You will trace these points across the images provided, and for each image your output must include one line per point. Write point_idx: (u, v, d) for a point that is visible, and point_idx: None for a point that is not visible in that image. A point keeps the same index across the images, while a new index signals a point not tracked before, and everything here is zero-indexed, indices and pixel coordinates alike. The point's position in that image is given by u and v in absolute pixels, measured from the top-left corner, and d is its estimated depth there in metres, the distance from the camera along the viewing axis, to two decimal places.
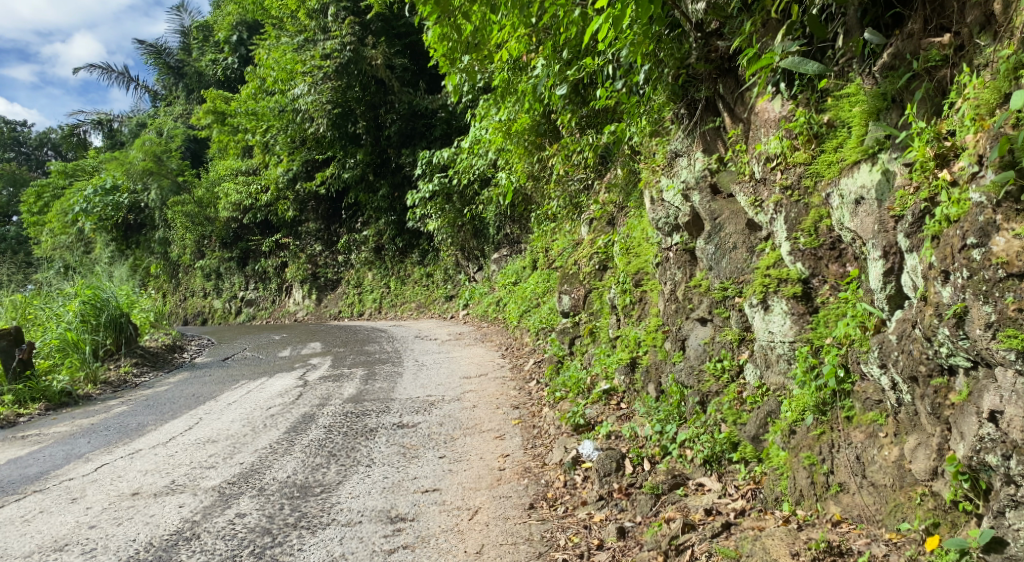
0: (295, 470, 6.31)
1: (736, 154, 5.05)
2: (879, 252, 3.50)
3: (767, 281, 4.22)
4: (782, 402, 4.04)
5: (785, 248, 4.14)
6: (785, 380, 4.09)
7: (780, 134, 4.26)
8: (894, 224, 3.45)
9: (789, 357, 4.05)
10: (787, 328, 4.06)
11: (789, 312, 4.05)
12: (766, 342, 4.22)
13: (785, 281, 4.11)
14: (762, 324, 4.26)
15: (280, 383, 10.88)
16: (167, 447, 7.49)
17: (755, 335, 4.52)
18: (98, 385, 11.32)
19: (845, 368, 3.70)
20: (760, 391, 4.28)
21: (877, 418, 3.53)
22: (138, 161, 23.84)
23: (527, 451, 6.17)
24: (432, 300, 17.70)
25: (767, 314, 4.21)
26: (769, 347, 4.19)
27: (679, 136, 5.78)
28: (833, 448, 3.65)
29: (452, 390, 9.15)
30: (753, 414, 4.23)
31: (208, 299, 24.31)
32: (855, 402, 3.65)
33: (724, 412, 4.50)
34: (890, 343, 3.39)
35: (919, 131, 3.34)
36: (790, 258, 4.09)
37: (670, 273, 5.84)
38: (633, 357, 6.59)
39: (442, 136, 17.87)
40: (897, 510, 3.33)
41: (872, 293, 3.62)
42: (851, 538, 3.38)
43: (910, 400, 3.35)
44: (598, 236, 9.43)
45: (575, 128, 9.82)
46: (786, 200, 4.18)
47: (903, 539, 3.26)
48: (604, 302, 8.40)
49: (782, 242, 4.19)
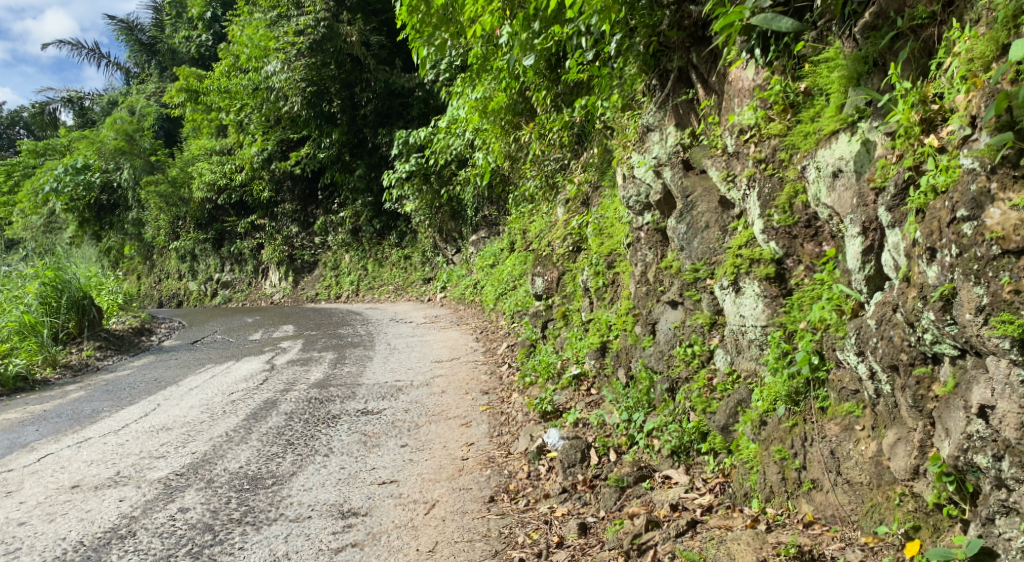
0: (248, 460, 6.02)
1: (708, 127, 4.80)
2: (858, 228, 3.24)
3: (739, 261, 3.94)
4: (753, 390, 3.79)
5: (758, 226, 3.87)
6: (756, 366, 3.83)
7: (754, 104, 3.98)
8: (874, 197, 3.19)
9: (761, 343, 3.79)
10: (759, 311, 3.79)
11: (762, 295, 3.78)
12: (737, 326, 3.95)
13: (758, 262, 3.83)
14: (734, 308, 3.99)
15: (247, 367, 10.54)
16: (119, 435, 7.18)
17: (726, 319, 4.26)
18: (57, 368, 10.96)
19: (820, 355, 3.43)
20: (730, 378, 4.01)
21: (853, 410, 3.29)
22: (109, 140, 23.19)
23: (492, 440, 5.90)
24: (409, 283, 17.38)
25: (738, 297, 3.93)
26: (741, 332, 3.92)
27: (651, 110, 5.50)
28: (805, 441, 3.41)
29: (421, 374, 8.87)
30: (722, 402, 3.96)
31: (183, 281, 23.76)
32: (830, 392, 3.40)
33: (692, 400, 4.24)
34: (869, 329, 3.13)
35: (903, 93, 3.08)
36: (764, 237, 3.80)
37: (641, 254, 5.57)
38: (604, 341, 6.35)
39: (419, 115, 17.50)
40: (874, 511, 3.10)
41: (850, 274, 3.35)
42: (824, 542, 3.13)
43: (890, 391, 3.10)
44: (572, 217, 9.14)
45: (551, 105, 9.50)
46: (760, 174, 3.89)
47: (881, 543, 3.02)
48: (577, 285, 8.13)
49: (755, 219, 3.91)
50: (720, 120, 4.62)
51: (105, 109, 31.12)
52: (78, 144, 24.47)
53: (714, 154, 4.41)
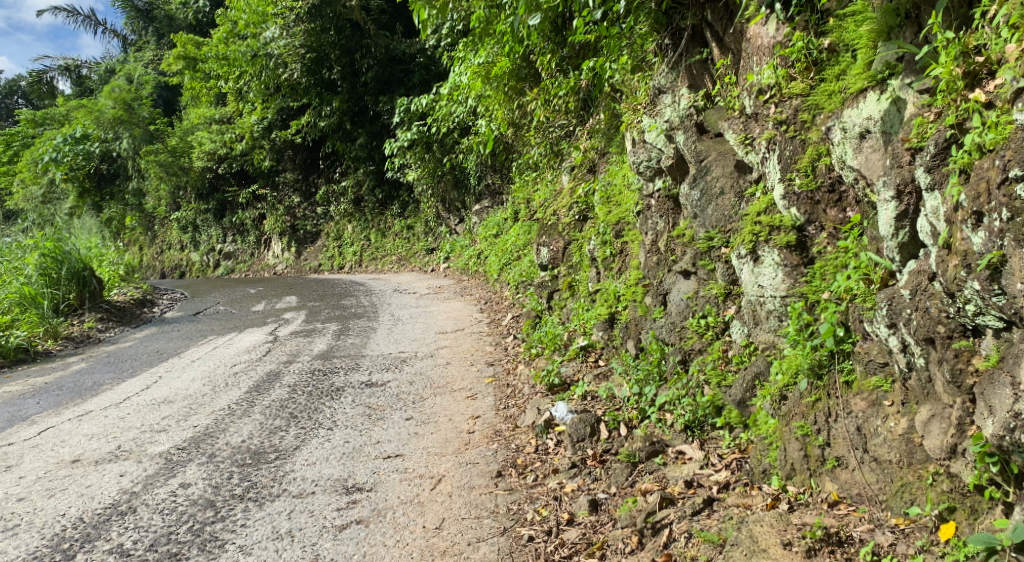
0: (251, 434, 5.93)
1: (725, 87, 4.62)
2: (892, 192, 3.07)
3: (757, 228, 3.76)
4: (771, 363, 3.65)
5: (778, 191, 3.69)
6: (775, 339, 3.68)
7: (774, 63, 3.78)
8: (909, 158, 3.01)
9: (781, 314, 3.64)
10: (778, 281, 3.63)
11: (782, 264, 3.61)
12: (755, 297, 3.79)
13: (778, 229, 3.66)
14: (751, 277, 3.82)
15: (249, 338, 10.43)
16: (120, 408, 7.09)
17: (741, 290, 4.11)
18: (59, 340, 10.84)
19: (846, 326, 3.31)
20: (746, 351, 3.86)
21: (881, 385, 3.13)
22: (107, 108, 22.88)
23: (498, 413, 5.79)
24: (412, 253, 17.23)
25: (757, 266, 3.76)
26: (759, 303, 3.77)
27: (662, 70, 5.29)
28: (829, 417, 3.27)
29: (425, 346, 8.77)
30: (738, 376, 3.83)
31: (186, 252, 23.66)
32: (856, 364, 3.26)
33: (706, 373, 4.12)
34: (903, 300, 2.99)
35: (944, 45, 2.89)
36: (784, 203, 3.64)
37: (652, 223, 5.40)
38: (612, 312, 6.23)
39: (420, 82, 17.21)
40: (905, 491, 2.94)
41: (880, 241, 3.19)
42: (851, 523, 3.00)
43: (924, 363, 2.95)
44: (578, 185, 8.95)
45: (555, 69, 9.26)
46: (781, 136, 3.70)
47: (912, 525, 2.88)
48: (584, 255, 7.98)
49: (774, 184, 3.73)
50: (737, 80, 4.45)
51: (103, 77, 30.70)
52: (77, 113, 24.17)
53: (729, 116, 4.24)
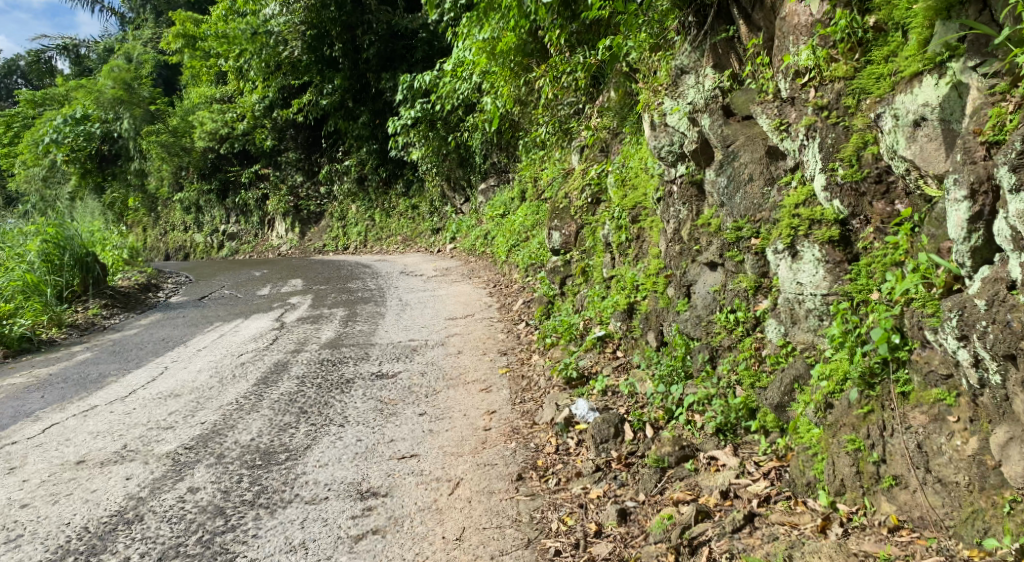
0: (260, 431, 5.75)
1: (757, 69, 4.42)
2: (965, 191, 2.83)
3: (796, 222, 3.63)
4: (812, 365, 3.49)
5: (819, 181, 3.54)
6: (815, 339, 3.53)
7: (813, 44, 3.61)
8: (984, 153, 2.81)
9: (822, 313, 3.50)
10: (819, 278, 3.50)
11: (824, 260, 3.48)
12: (793, 295, 3.65)
13: (819, 223, 3.52)
14: (789, 273, 3.69)
15: (255, 325, 10.24)
16: (125, 403, 6.91)
17: (777, 287, 3.91)
18: (63, 329, 10.68)
19: (901, 333, 3.11)
20: (784, 351, 3.68)
21: (944, 398, 2.95)
22: (107, 88, 22.57)
23: (515, 408, 5.61)
24: (418, 233, 17.00)
25: (795, 262, 3.63)
26: (797, 301, 3.62)
27: (685, 50, 5.05)
28: (884, 432, 3.09)
29: (436, 333, 8.57)
30: (775, 378, 3.66)
31: (190, 234, 23.47)
32: (913, 374, 3.06)
33: (739, 373, 3.96)
34: (978, 311, 2.78)
35: None
36: (826, 195, 3.50)
37: (674, 210, 5.16)
38: (631, 303, 5.99)
39: (423, 58, 16.87)
40: (976, 518, 2.77)
41: (942, 240, 2.98)
42: (916, 554, 2.82)
43: (1000, 381, 2.74)
44: (590, 165, 8.70)
45: (565, 45, 8.94)
46: (821, 123, 3.52)
47: (987, 557, 2.69)
48: (597, 240, 7.75)
49: (815, 174, 3.57)
50: (771, 62, 4.21)
51: (101, 56, 30.29)
52: (76, 93, 23.88)
53: (762, 100, 4.03)
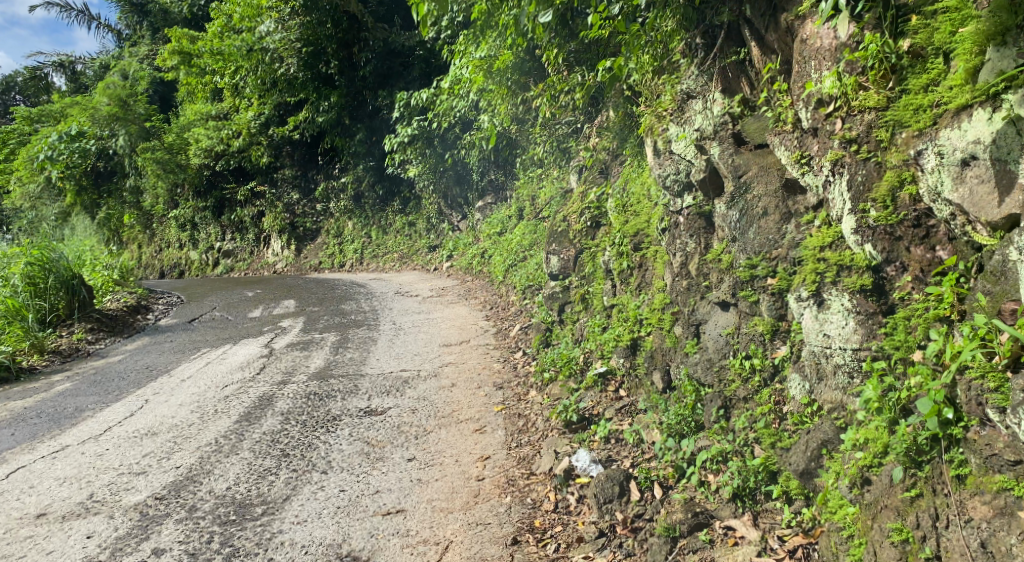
0: (236, 480, 5.34)
1: (774, 96, 4.07)
2: None
3: (821, 268, 3.47)
4: (843, 430, 3.26)
5: (848, 223, 3.37)
6: (843, 398, 3.33)
7: (839, 69, 3.42)
8: None
9: (852, 370, 3.30)
10: (848, 331, 3.32)
11: (854, 311, 3.30)
12: (818, 347, 3.47)
13: (848, 269, 3.36)
14: (814, 324, 3.51)
15: (243, 352, 9.81)
16: (98, 443, 6.50)
17: (799, 334, 3.67)
18: (45, 355, 10.23)
19: (954, 406, 2.84)
20: (808, 410, 3.48)
21: (1011, 486, 2.62)
22: (103, 105, 22.24)
23: (511, 453, 5.25)
24: (414, 251, 16.60)
25: (822, 312, 3.46)
26: (824, 355, 3.43)
27: (691, 73, 4.72)
28: (938, 522, 2.77)
29: (429, 362, 8.14)
30: (800, 441, 3.43)
31: (184, 251, 22.79)
32: (970, 455, 2.77)
33: (758, 432, 3.69)
34: None
35: None
36: (857, 239, 3.32)
37: (681, 242, 4.79)
38: (634, 339, 5.64)
39: (421, 76, 16.39)
40: None
41: (1003, 300, 2.71)
42: None
43: None
44: (589, 188, 8.31)
45: (563, 64, 8.61)
46: (850, 157, 3.35)
47: None
48: (597, 265, 7.39)
49: (842, 216, 3.41)
50: (791, 89, 3.84)
51: (97, 73, 30.02)
52: (72, 110, 23.60)
53: (780, 130, 3.86)
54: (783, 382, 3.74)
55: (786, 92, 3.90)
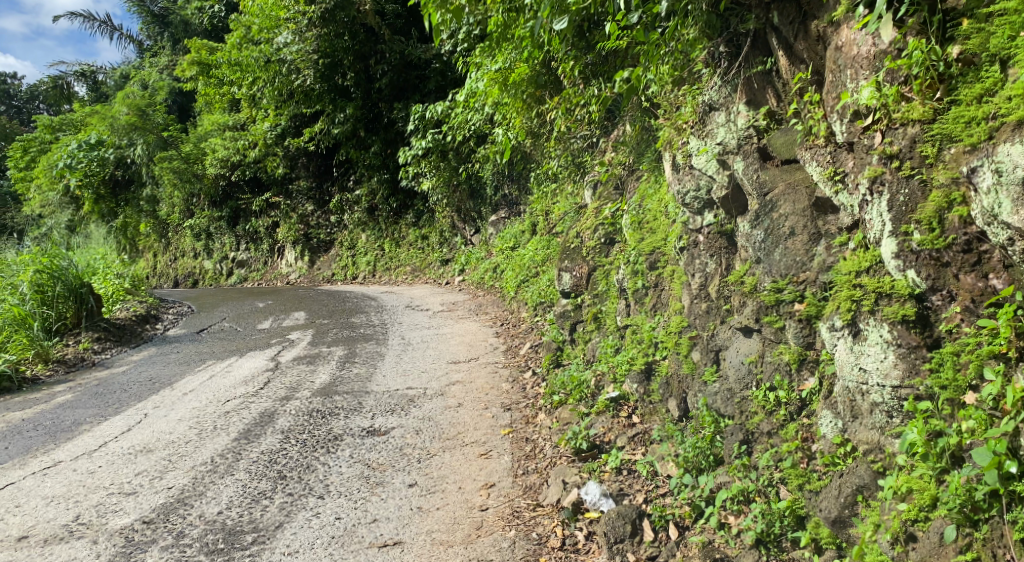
0: (228, 504, 5.13)
1: (804, 107, 3.80)
2: None
3: (858, 295, 3.21)
4: (884, 475, 3.02)
5: (888, 247, 3.09)
6: (881, 439, 3.09)
7: (878, 79, 3.14)
8: None
9: (891, 409, 3.05)
10: (888, 365, 3.06)
11: (893, 343, 3.04)
12: (853, 383, 3.20)
13: (888, 297, 3.10)
14: (848, 356, 3.25)
15: (248, 365, 9.55)
16: (91, 459, 6.28)
17: (832, 366, 3.40)
18: (49, 364, 10.04)
19: (1016, 459, 2.57)
20: (841, 451, 3.22)
21: None
22: (122, 114, 22.31)
23: (517, 481, 4.97)
24: (427, 264, 16.34)
25: (857, 343, 3.19)
26: (860, 391, 3.17)
27: (714, 84, 4.44)
28: None
29: (436, 381, 7.83)
30: (832, 485, 3.18)
31: (199, 260, 22.73)
32: None
33: (784, 472, 3.42)
34: None
35: None
36: (898, 264, 3.05)
37: (701, 262, 4.52)
38: (648, 363, 5.36)
39: (437, 89, 16.19)
40: None
41: None
42: None
43: None
44: (604, 204, 7.98)
45: (578, 77, 8.38)
46: (891, 174, 3.09)
47: None
48: (611, 284, 7.08)
49: (881, 239, 3.14)
50: (824, 101, 3.56)
51: (118, 83, 30.24)
52: (91, 118, 23.70)
53: (811, 144, 3.60)
54: (811, 417, 3.47)
55: (819, 104, 3.63)
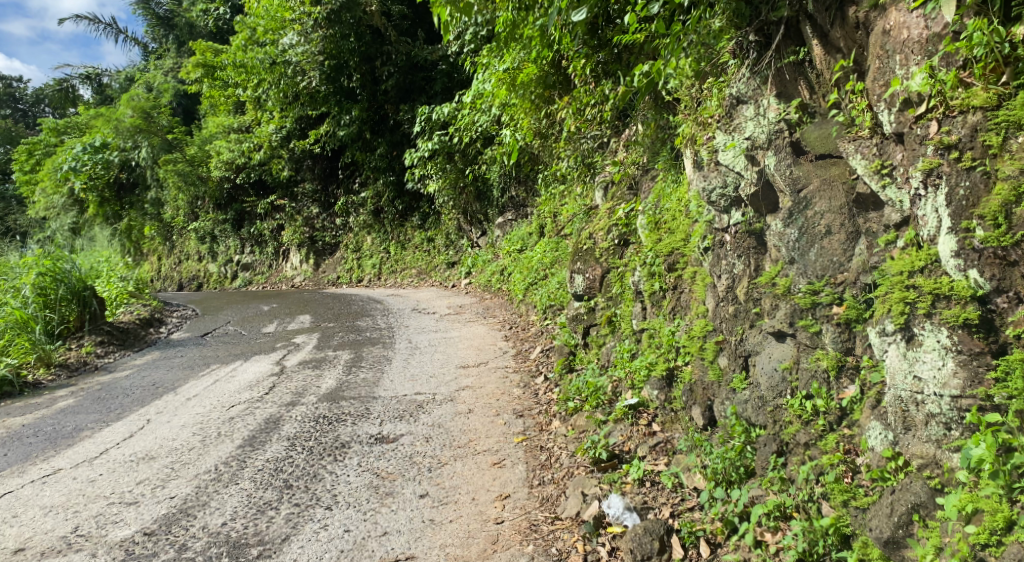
0: (232, 515, 4.93)
1: (844, 98, 3.61)
2: None
3: (912, 296, 3.03)
4: (945, 492, 2.86)
5: (946, 246, 2.93)
6: (937, 453, 2.93)
7: (933, 64, 2.99)
8: None
9: (950, 420, 2.90)
10: (946, 374, 2.91)
11: (953, 349, 2.89)
12: (906, 392, 3.05)
13: (945, 299, 2.93)
14: (901, 363, 3.09)
15: (253, 370, 9.35)
16: (91, 467, 6.09)
17: (879, 374, 3.22)
18: (51, 369, 9.85)
19: None
20: (893, 466, 3.05)
21: None
22: (126, 117, 22.20)
23: (533, 491, 4.78)
24: (433, 267, 16.13)
25: (911, 349, 3.04)
26: (915, 401, 3.01)
27: (741, 76, 4.22)
28: None
29: (445, 386, 7.62)
30: (885, 503, 3.01)
31: (204, 263, 22.58)
32: None
33: (828, 487, 3.25)
34: None
35: None
36: (957, 265, 2.89)
37: (727, 263, 4.30)
38: (669, 368, 5.13)
39: (443, 90, 15.97)
40: None
41: None
42: None
43: None
44: (617, 205, 7.73)
45: (589, 75, 8.19)
46: (950, 166, 2.93)
47: None
48: (626, 286, 6.82)
49: (937, 239, 2.98)
50: (868, 91, 3.42)
51: (123, 86, 30.12)
52: (96, 121, 23.59)
53: (855, 136, 3.46)
54: (852, 428, 3.29)
55: (863, 93, 3.45)
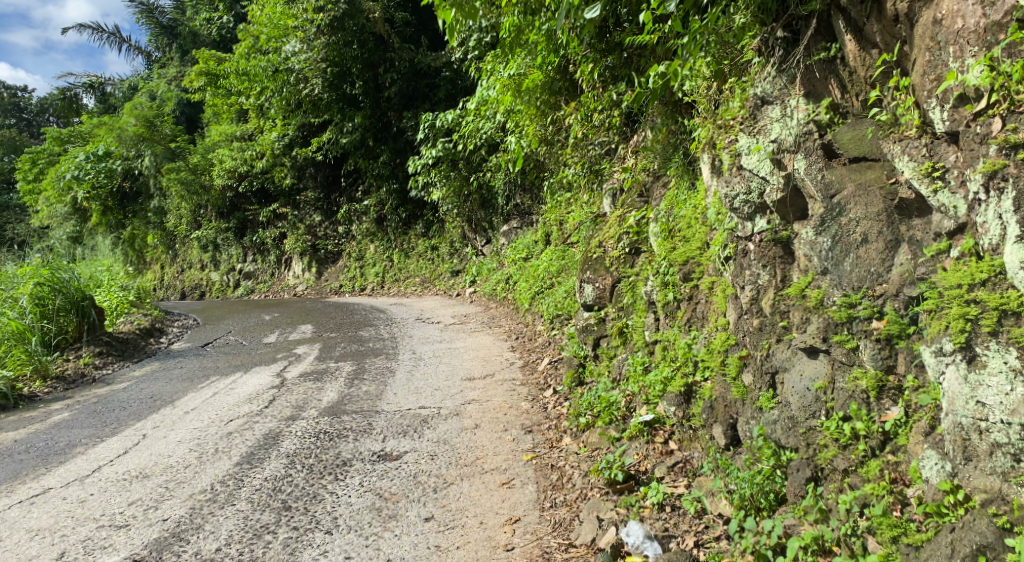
0: (227, 540, 4.67)
1: (885, 95, 3.38)
2: None
3: (974, 312, 2.80)
4: (1014, 532, 2.61)
5: (1014, 259, 2.70)
6: (1004, 487, 2.69)
7: (994, 55, 2.79)
8: None
9: (1019, 452, 2.66)
10: (1016, 400, 2.67)
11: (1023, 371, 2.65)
12: (969, 418, 2.81)
13: (1010, 317, 2.70)
14: (961, 386, 2.84)
15: (253, 382, 9.08)
16: (82, 486, 5.82)
17: (937, 398, 2.98)
18: (48, 381, 9.58)
19: None
20: (952, 500, 2.81)
21: None
22: (130, 126, 22.06)
23: (545, 515, 4.52)
24: (437, 275, 15.86)
25: (973, 371, 2.79)
26: (978, 428, 2.77)
27: (766, 75, 3.97)
28: None
29: (450, 400, 7.34)
30: (944, 540, 2.77)
31: (207, 272, 22.38)
32: None
33: (875, 521, 3.02)
34: None
35: None
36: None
37: (751, 273, 4.01)
38: (687, 384, 4.84)
39: (446, 97, 15.70)
40: None
41: None
42: None
43: None
44: (626, 213, 7.39)
45: (597, 79, 7.93)
46: (1017, 169, 2.71)
47: None
48: (637, 296, 6.51)
49: (1002, 250, 2.74)
50: (914, 87, 3.19)
51: (126, 94, 30.00)
52: (100, 130, 23.46)
53: (901, 136, 3.24)
54: (898, 455, 3.10)
55: (909, 90, 3.24)
